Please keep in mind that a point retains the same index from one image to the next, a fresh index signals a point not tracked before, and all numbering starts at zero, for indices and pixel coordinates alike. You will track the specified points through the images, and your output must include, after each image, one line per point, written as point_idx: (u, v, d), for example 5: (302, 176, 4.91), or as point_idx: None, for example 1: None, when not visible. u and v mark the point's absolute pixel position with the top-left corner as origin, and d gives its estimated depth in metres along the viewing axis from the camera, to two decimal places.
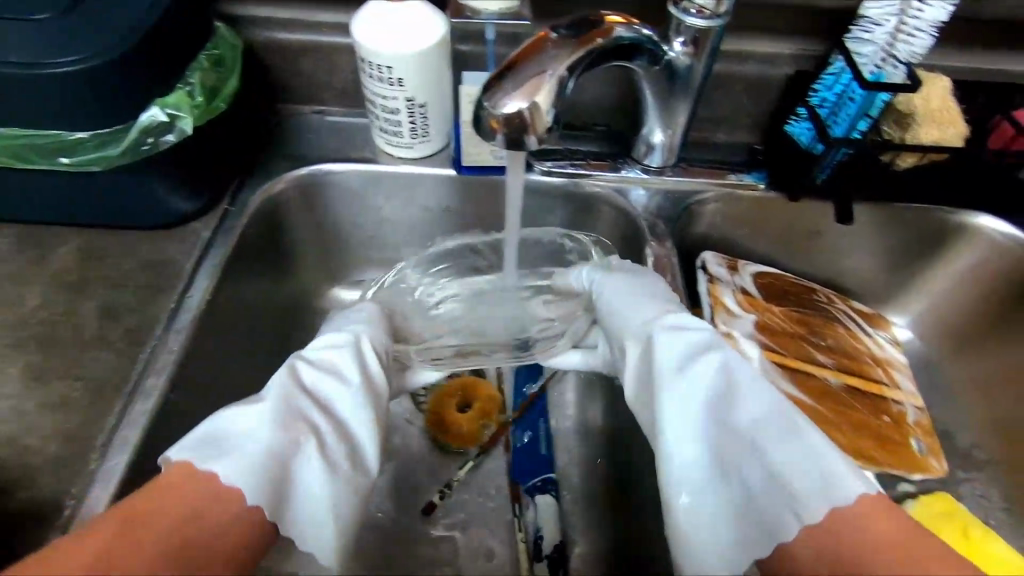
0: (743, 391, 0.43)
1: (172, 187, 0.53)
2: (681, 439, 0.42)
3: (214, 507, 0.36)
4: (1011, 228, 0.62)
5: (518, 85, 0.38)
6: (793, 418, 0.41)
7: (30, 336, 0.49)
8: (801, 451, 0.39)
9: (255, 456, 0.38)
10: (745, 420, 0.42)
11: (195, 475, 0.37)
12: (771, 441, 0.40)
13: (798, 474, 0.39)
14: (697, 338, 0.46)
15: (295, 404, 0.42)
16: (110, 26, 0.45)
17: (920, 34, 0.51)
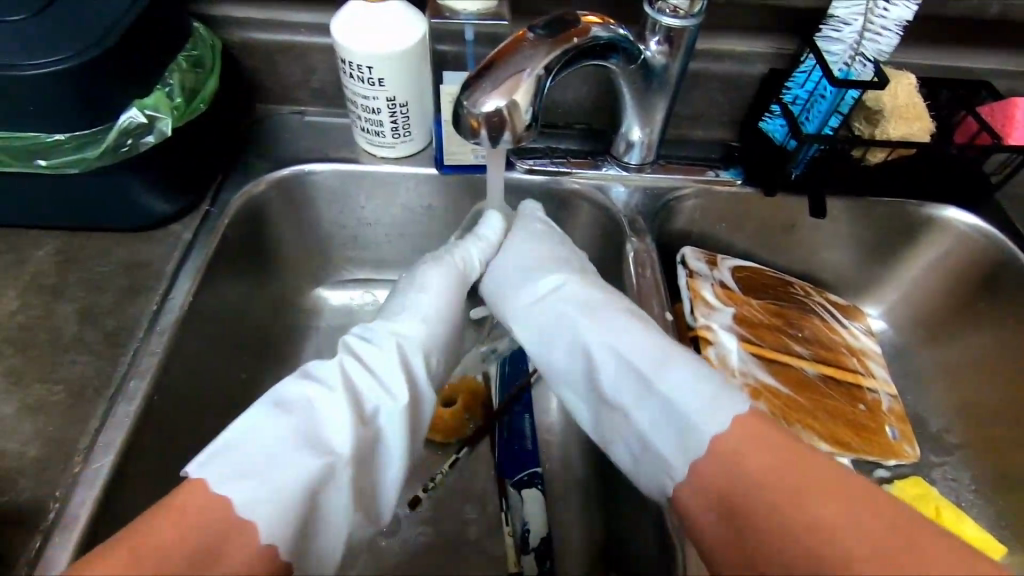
0: (615, 333, 0.50)
1: (151, 188, 0.53)
2: (570, 392, 0.53)
3: (227, 545, 0.38)
4: (976, 220, 0.64)
5: (496, 84, 0.39)
6: (653, 368, 0.47)
7: (7, 340, 0.49)
8: (669, 392, 0.46)
9: (268, 480, 0.40)
10: (612, 376, 0.50)
11: (211, 497, 0.39)
12: (636, 397, 0.48)
13: (656, 430, 0.47)
14: (555, 289, 0.54)
15: (271, 473, 0.40)
16: (83, 26, 0.45)
17: (886, 32, 0.53)
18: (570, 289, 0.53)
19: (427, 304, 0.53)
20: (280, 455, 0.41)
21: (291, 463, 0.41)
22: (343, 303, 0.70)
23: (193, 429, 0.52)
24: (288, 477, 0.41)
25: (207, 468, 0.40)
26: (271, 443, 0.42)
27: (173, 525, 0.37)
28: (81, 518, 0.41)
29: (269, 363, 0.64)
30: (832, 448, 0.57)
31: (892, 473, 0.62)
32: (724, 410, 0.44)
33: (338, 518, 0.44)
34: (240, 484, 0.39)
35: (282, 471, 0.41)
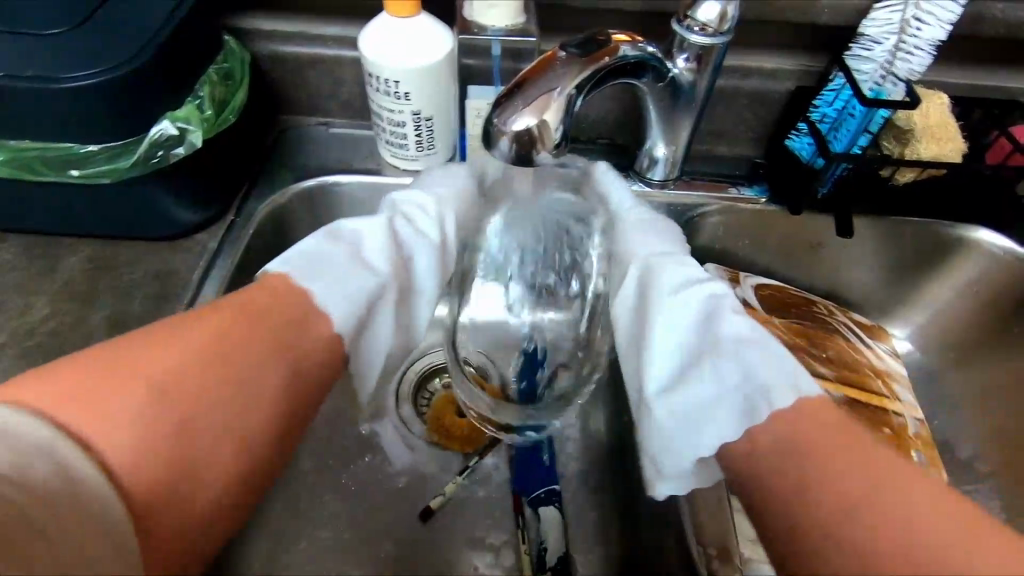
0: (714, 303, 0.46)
1: (179, 198, 0.53)
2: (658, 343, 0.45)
3: (286, 321, 0.41)
4: (1009, 243, 0.63)
5: (527, 102, 0.39)
6: (764, 341, 0.43)
7: (37, 346, 0.49)
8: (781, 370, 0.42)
9: (337, 279, 0.44)
10: (721, 336, 0.44)
11: (291, 291, 0.42)
12: (730, 354, 0.43)
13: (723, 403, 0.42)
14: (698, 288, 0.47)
15: (339, 279, 0.44)
16: (119, 40, 0.46)
17: (919, 52, 0.52)
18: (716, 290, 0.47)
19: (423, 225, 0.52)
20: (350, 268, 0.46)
21: (345, 275, 0.45)
22: None
23: None
24: (346, 294, 0.44)
25: (292, 265, 0.44)
26: (340, 271, 0.45)
27: (244, 318, 0.40)
28: None
29: None
30: None
31: None
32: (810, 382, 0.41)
33: (378, 340, 0.48)
34: (316, 283, 0.43)
35: (338, 271, 0.45)
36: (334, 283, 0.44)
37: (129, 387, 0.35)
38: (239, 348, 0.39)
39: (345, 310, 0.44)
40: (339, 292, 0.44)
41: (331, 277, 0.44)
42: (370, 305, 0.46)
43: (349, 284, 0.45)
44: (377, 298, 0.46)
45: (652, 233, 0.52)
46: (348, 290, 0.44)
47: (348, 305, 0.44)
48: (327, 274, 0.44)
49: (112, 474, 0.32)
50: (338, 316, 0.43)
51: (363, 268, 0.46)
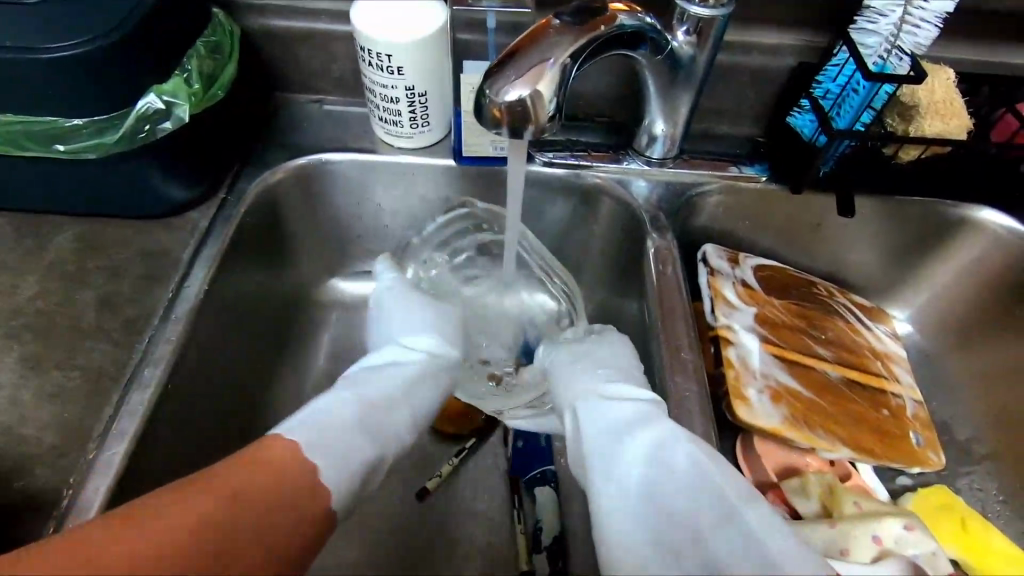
0: (697, 451, 0.42)
1: (169, 175, 0.52)
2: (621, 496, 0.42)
3: (309, 502, 0.40)
4: (1013, 222, 0.62)
5: (521, 72, 0.38)
6: (734, 500, 0.39)
7: (26, 325, 0.49)
8: (728, 540, 0.37)
9: (328, 433, 0.43)
10: (681, 454, 0.42)
11: (294, 457, 0.41)
12: (716, 518, 0.38)
13: (730, 555, 0.37)
14: (632, 407, 0.48)
15: (341, 410, 0.46)
16: (102, 13, 0.44)
17: (925, 24, 0.51)
18: (654, 407, 0.47)
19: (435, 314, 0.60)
20: (345, 413, 0.45)
21: (340, 407, 0.46)
22: (358, 294, 0.70)
23: (208, 418, 0.52)
24: (353, 439, 0.44)
25: (301, 431, 0.42)
26: (349, 421, 0.45)
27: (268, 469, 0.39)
28: (94, 506, 0.40)
29: (285, 352, 0.64)
30: (854, 453, 0.55)
31: (915, 481, 0.60)
32: (805, 563, 0.35)
33: (361, 438, 0.45)
34: (321, 435, 0.43)
35: (326, 403, 0.46)
36: (348, 406, 0.46)
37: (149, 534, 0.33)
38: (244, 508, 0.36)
39: (332, 428, 0.44)
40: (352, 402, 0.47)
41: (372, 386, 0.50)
42: (345, 455, 0.43)
43: (342, 433, 0.44)
44: (343, 461, 0.42)
45: (594, 373, 0.53)
46: (344, 427, 0.44)
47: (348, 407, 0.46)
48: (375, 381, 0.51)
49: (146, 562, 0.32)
50: (316, 444, 0.42)
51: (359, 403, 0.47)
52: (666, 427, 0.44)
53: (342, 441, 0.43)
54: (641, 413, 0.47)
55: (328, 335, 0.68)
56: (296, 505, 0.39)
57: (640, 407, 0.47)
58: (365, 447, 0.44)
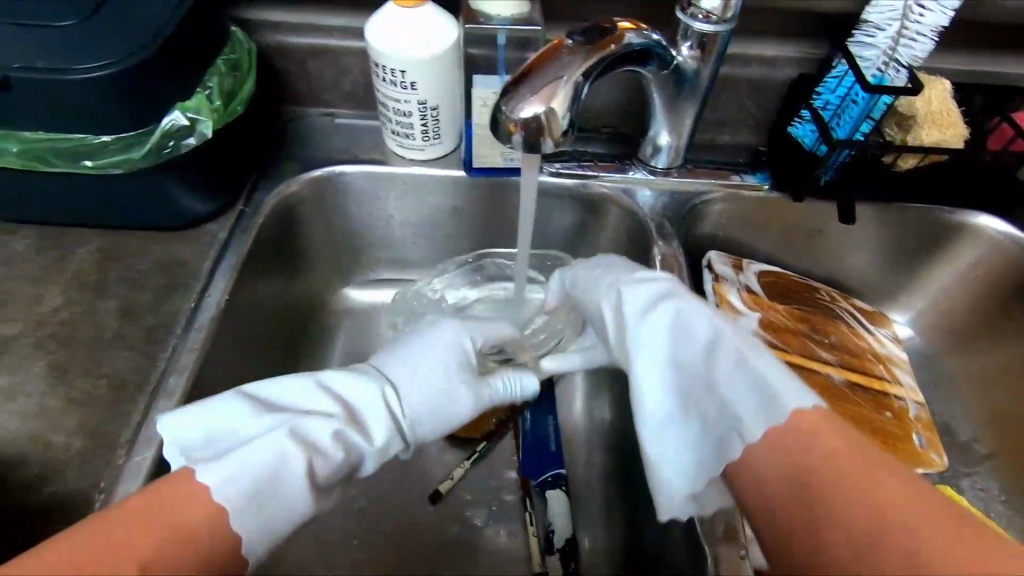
0: (712, 318, 0.48)
1: (190, 189, 0.54)
2: (648, 373, 0.47)
3: (221, 571, 0.36)
4: (1009, 227, 0.63)
5: (535, 90, 0.39)
6: (746, 353, 0.45)
7: (51, 334, 0.50)
8: (743, 388, 0.44)
9: (246, 505, 0.37)
10: (702, 323, 0.48)
11: (214, 521, 0.36)
12: (731, 371, 0.45)
13: (743, 401, 0.44)
14: (652, 289, 0.51)
15: (266, 470, 0.39)
16: (129, 33, 0.46)
17: (921, 38, 0.53)
18: (670, 285, 0.51)
19: (438, 375, 0.50)
20: (271, 472, 0.39)
21: (258, 457, 0.39)
22: (368, 302, 0.72)
23: None
24: (267, 504, 0.38)
25: (224, 482, 0.37)
26: (273, 488, 0.39)
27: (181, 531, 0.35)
28: None
29: (299, 359, 0.66)
30: None
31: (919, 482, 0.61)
32: (801, 396, 0.42)
33: (288, 509, 0.39)
34: (261, 510, 0.38)
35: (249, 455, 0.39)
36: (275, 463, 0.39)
37: None
38: None
39: (246, 496, 0.38)
40: (283, 466, 0.40)
41: (319, 441, 0.42)
42: (263, 524, 0.38)
43: (250, 508, 0.38)
44: (262, 530, 0.38)
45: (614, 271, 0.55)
46: (260, 500, 0.38)
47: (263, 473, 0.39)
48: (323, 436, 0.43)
49: None
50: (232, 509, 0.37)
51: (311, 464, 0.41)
52: (685, 303, 0.49)
53: (259, 505, 0.38)
54: (663, 291, 0.51)
55: (340, 343, 0.69)
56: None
57: (660, 289, 0.51)
58: (282, 518, 0.39)
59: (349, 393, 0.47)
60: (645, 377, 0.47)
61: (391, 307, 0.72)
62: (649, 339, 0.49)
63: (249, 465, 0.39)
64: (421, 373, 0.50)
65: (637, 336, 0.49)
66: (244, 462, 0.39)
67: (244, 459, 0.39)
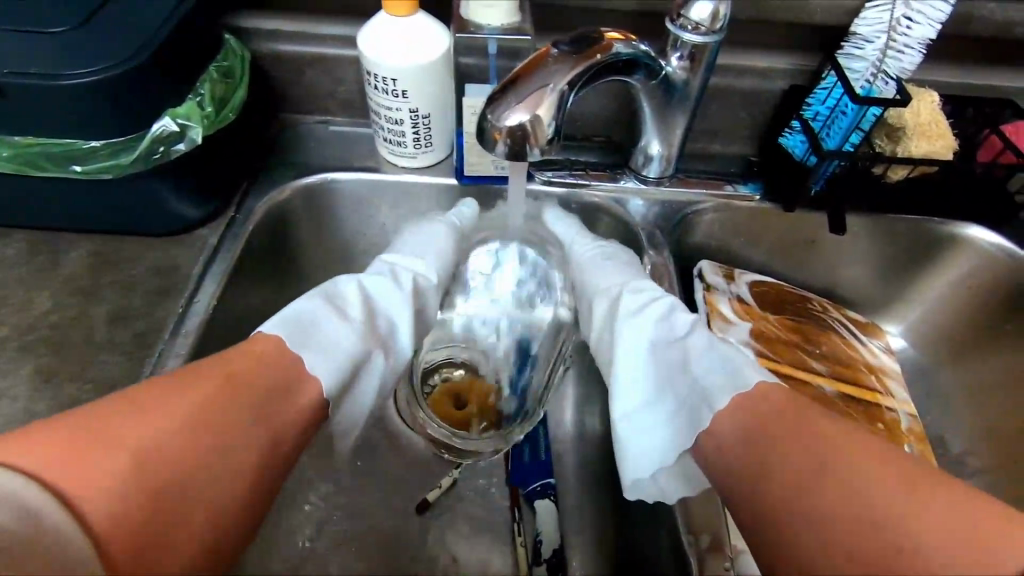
0: (692, 315, 0.53)
1: (181, 195, 0.54)
2: (628, 362, 0.52)
3: (297, 387, 0.44)
4: (1000, 239, 0.64)
5: (521, 98, 0.40)
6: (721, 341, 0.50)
7: (40, 339, 0.50)
8: (711, 370, 0.49)
9: (314, 347, 0.46)
10: (682, 320, 0.52)
11: (276, 351, 0.44)
12: (703, 353, 0.50)
13: (712, 383, 0.48)
14: (641, 289, 0.55)
15: (319, 321, 0.48)
16: (122, 40, 0.46)
17: (909, 50, 0.53)
18: (672, 304, 0.53)
19: (439, 244, 0.61)
20: (321, 315, 0.48)
21: (305, 313, 0.48)
22: None
23: None
24: (327, 342, 0.47)
25: (282, 327, 0.46)
26: (329, 331, 0.48)
27: (241, 368, 0.42)
28: None
29: None
30: None
31: None
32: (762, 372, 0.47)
33: (338, 347, 0.47)
34: (317, 345, 0.46)
35: (297, 308, 0.48)
36: (320, 309, 0.49)
37: (110, 453, 0.35)
38: (226, 408, 0.40)
39: (301, 335, 0.46)
40: (328, 314, 0.49)
41: (348, 299, 0.51)
42: (333, 352, 0.47)
43: (313, 347, 0.46)
44: (331, 365, 0.46)
45: (603, 264, 0.60)
46: (321, 340, 0.47)
47: (308, 321, 0.47)
48: (354, 299, 0.51)
49: (128, 472, 0.35)
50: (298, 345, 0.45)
51: (342, 321, 0.49)
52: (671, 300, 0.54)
53: (318, 333, 0.47)
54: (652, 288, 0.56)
55: None
56: (278, 402, 0.42)
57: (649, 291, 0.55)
58: (347, 344, 0.48)
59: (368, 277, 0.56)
60: (625, 364, 0.52)
61: None
62: (633, 330, 0.53)
63: (297, 313, 0.47)
64: (422, 250, 0.60)
65: (623, 328, 0.54)
66: (293, 314, 0.47)
67: (292, 310, 0.48)
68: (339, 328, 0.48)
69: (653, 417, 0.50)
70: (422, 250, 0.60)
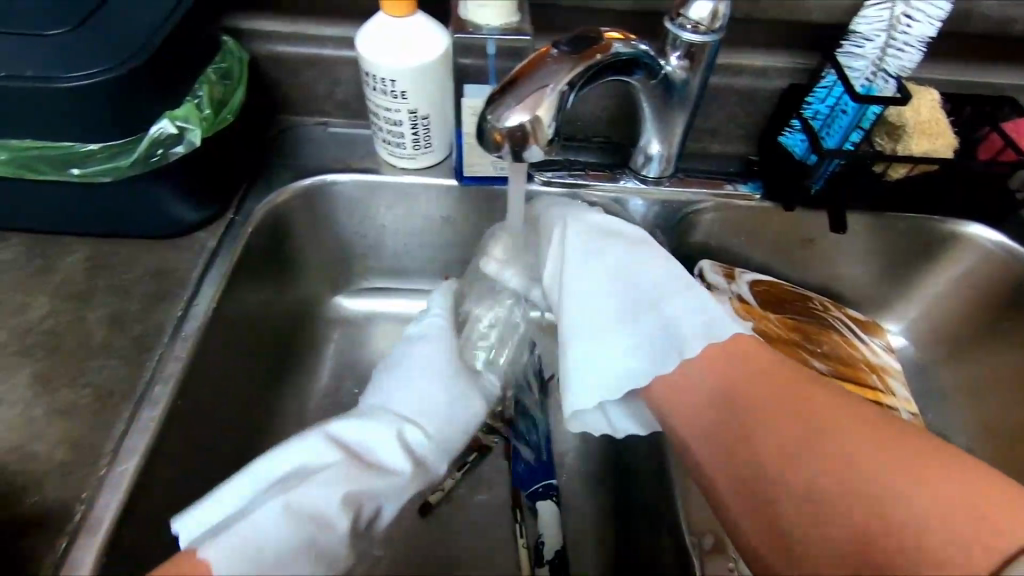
0: (652, 255, 0.54)
1: (180, 197, 0.54)
2: (587, 293, 0.52)
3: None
4: (1001, 237, 0.63)
5: (521, 98, 0.40)
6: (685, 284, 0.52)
7: (38, 344, 0.50)
8: (681, 312, 0.50)
9: (320, 498, 0.42)
10: (643, 262, 0.54)
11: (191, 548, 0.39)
12: (667, 294, 0.51)
13: (680, 325, 0.49)
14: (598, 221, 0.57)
15: (309, 485, 0.42)
16: (120, 42, 0.46)
17: (909, 49, 0.53)
18: (635, 242, 0.55)
19: (423, 386, 0.53)
20: (324, 476, 0.43)
21: (262, 513, 0.40)
22: (361, 312, 0.72)
23: (212, 435, 0.53)
24: (319, 496, 0.42)
25: (228, 549, 0.38)
26: (335, 473, 0.44)
27: None
28: (106, 519, 0.41)
29: (289, 369, 0.65)
30: None
31: None
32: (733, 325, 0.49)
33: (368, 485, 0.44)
34: (309, 526, 0.41)
35: (259, 516, 0.40)
36: (281, 519, 0.40)
37: None
38: None
39: (294, 511, 0.41)
40: (331, 455, 0.45)
41: (362, 434, 0.48)
42: (362, 491, 0.44)
43: (327, 500, 0.42)
44: (342, 516, 0.42)
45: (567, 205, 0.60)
46: (326, 491, 0.42)
47: (294, 496, 0.42)
48: (371, 428, 0.48)
49: None
50: (273, 544, 0.39)
51: (358, 468, 0.45)
52: (632, 239, 0.55)
53: (324, 491, 0.43)
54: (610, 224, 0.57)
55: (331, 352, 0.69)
56: None
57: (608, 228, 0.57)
58: (373, 484, 0.45)
59: (353, 433, 0.48)
60: (587, 293, 0.52)
61: (384, 317, 0.72)
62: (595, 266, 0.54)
63: (274, 514, 0.40)
64: (413, 405, 0.51)
65: (584, 264, 0.54)
66: (266, 512, 0.40)
67: (263, 509, 0.41)
68: (360, 470, 0.45)
69: (609, 346, 0.49)
70: (409, 379, 0.53)
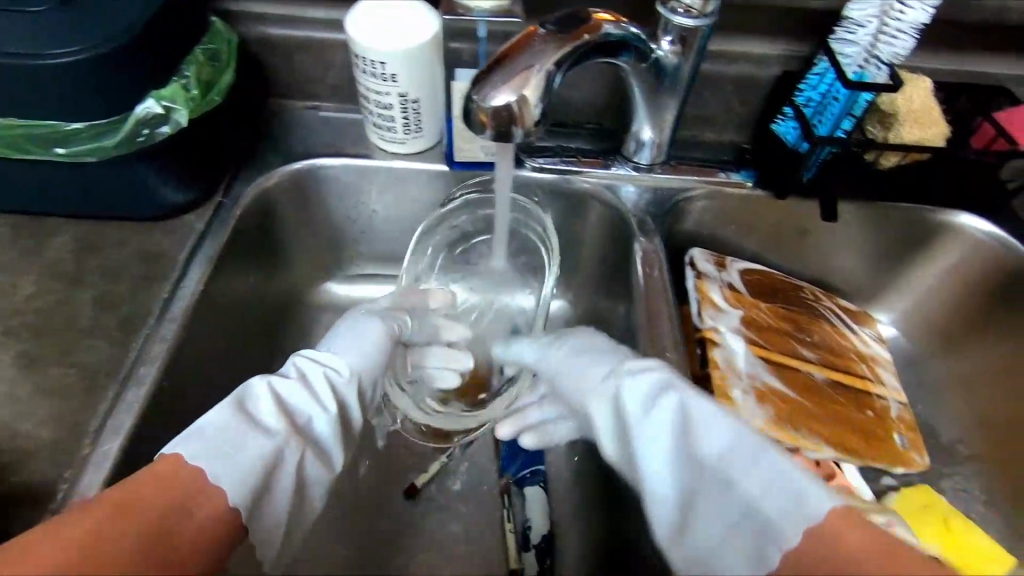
0: (711, 418, 0.43)
1: (167, 178, 0.54)
2: (660, 476, 0.44)
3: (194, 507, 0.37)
4: (991, 227, 0.63)
5: (507, 78, 0.39)
6: (754, 447, 0.42)
7: (25, 324, 0.50)
8: (762, 481, 0.40)
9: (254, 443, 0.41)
10: (707, 440, 0.43)
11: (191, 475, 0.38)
12: (744, 470, 0.41)
13: (765, 498, 0.40)
14: (651, 379, 0.46)
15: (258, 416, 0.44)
16: (105, 18, 0.46)
17: (902, 36, 0.52)
18: (681, 407, 0.44)
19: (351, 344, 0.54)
20: (268, 415, 0.44)
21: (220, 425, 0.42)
22: (351, 297, 0.71)
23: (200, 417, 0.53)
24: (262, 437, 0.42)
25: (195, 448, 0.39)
26: (266, 423, 0.43)
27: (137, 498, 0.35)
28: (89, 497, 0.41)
29: (278, 353, 0.65)
30: (837, 454, 0.56)
31: (898, 481, 0.61)
32: (822, 495, 0.38)
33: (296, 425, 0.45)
34: (243, 457, 0.40)
35: (213, 428, 0.41)
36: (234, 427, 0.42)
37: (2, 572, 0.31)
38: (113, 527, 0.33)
39: (239, 436, 0.41)
40: (274, 398, 0.45)
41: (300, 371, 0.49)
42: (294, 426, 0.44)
43: (265, 434, 0.42)
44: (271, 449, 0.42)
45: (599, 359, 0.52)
46: (266, 432, 0.43)
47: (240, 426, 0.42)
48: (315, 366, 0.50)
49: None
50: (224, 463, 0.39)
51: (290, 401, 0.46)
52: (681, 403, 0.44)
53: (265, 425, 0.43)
54: (661, 380, 0.46)
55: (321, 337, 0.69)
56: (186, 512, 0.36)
57: (661, 392, 0.45)
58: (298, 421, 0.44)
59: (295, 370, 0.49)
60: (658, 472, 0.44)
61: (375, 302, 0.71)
62: (652, 445, 0.44)
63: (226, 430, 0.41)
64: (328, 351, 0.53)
65: (641, 435, 0.45)
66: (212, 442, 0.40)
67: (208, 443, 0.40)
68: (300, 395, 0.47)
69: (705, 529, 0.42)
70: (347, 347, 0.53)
